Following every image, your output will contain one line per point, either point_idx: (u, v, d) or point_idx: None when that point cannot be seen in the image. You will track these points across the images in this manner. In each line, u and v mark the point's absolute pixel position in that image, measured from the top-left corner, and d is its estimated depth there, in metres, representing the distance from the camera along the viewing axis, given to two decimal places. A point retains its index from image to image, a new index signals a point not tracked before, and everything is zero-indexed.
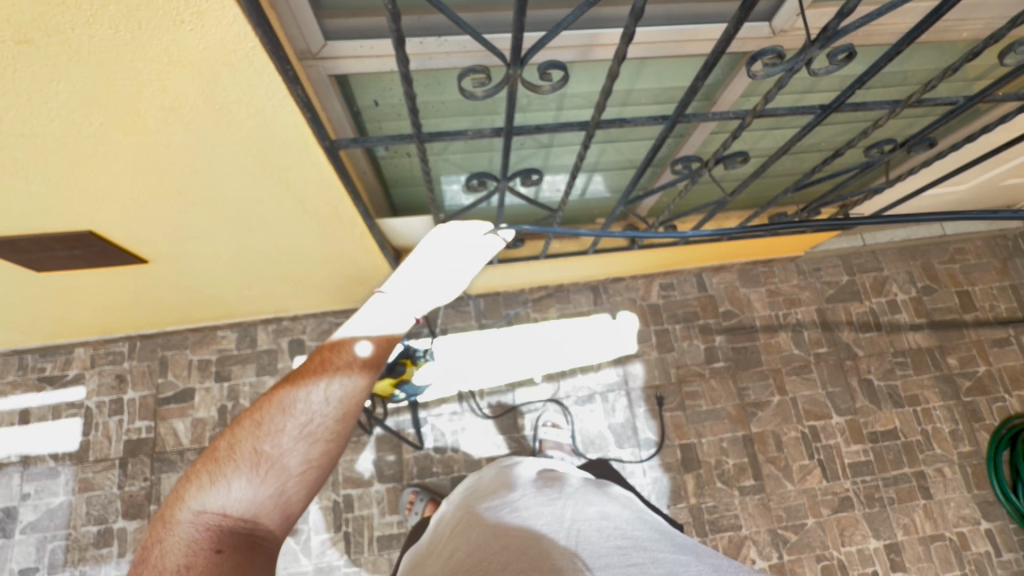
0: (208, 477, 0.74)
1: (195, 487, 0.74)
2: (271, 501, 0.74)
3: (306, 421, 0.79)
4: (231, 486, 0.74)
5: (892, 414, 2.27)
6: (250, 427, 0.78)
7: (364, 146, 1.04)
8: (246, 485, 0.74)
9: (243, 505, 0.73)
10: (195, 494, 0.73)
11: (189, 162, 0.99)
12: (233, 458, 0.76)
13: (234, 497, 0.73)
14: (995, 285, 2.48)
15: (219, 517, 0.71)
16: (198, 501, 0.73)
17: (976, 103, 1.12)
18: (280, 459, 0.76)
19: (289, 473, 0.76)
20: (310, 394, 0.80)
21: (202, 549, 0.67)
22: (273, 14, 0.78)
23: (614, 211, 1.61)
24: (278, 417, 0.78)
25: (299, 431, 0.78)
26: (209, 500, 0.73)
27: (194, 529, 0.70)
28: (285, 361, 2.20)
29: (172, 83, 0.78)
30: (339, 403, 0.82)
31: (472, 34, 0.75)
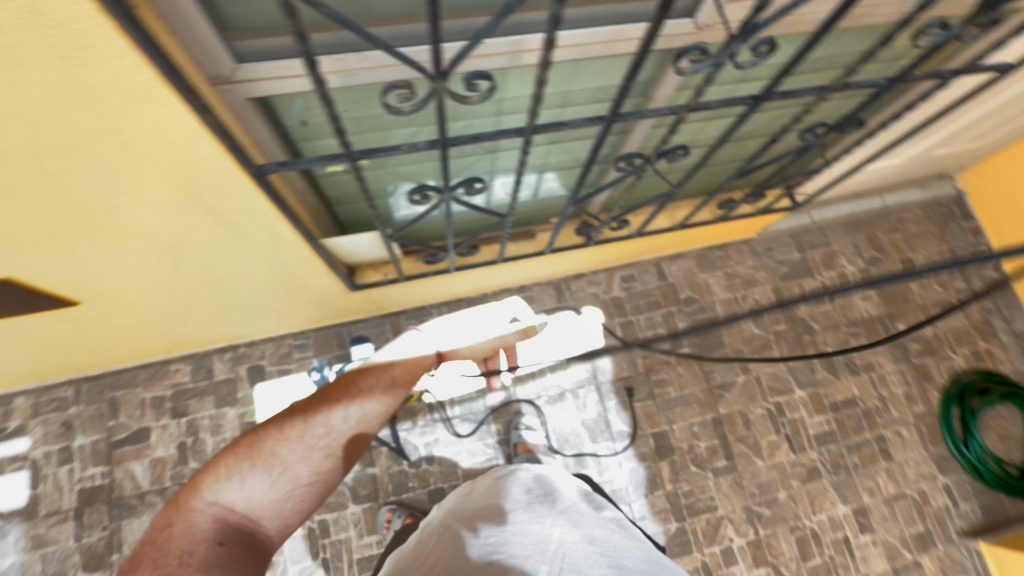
0: (226, 473, 0.86)
1: (214, 481, 0.85)
2: (275, 508, 0.87)
3: (322, 441, 0.94)
4: (246, 483, 0.86)
5: (850, 382, 2.35)
6: (270, 436, 0.91)
7: (295, 169, 0.99)
8: (259, 484, 0.86)
9: (252, 502, 0.85)
10: (212, 487, 0.84)
11: (105, 199, 0.93)
12: (253, 458, 0.88)
13: (245, 494, 0.85)
14: (935, 250, 2.60)
15: (229, 510, 0.83)
16: (213, 493, 0.83)
17: (897, 84, 1.15)
18: (292, 466, 0.90)
19: (298, 482, 0.90)
20: (333, 416, 0.96)
21: (210, 538, 0.77)
22: (174, 41, 0.73)
23: (564, 211, 1.60)
24: (299, 431, 0.92)
25: (317, 447, 0.93)
26: (224, 492, 0.84)
27: (209, 517, 0.80)
28: (245, 390, 2.12)
29: (68, 121, 0.73)
30: (354, 427, 0.98)
31: (386, 49, 0.74)
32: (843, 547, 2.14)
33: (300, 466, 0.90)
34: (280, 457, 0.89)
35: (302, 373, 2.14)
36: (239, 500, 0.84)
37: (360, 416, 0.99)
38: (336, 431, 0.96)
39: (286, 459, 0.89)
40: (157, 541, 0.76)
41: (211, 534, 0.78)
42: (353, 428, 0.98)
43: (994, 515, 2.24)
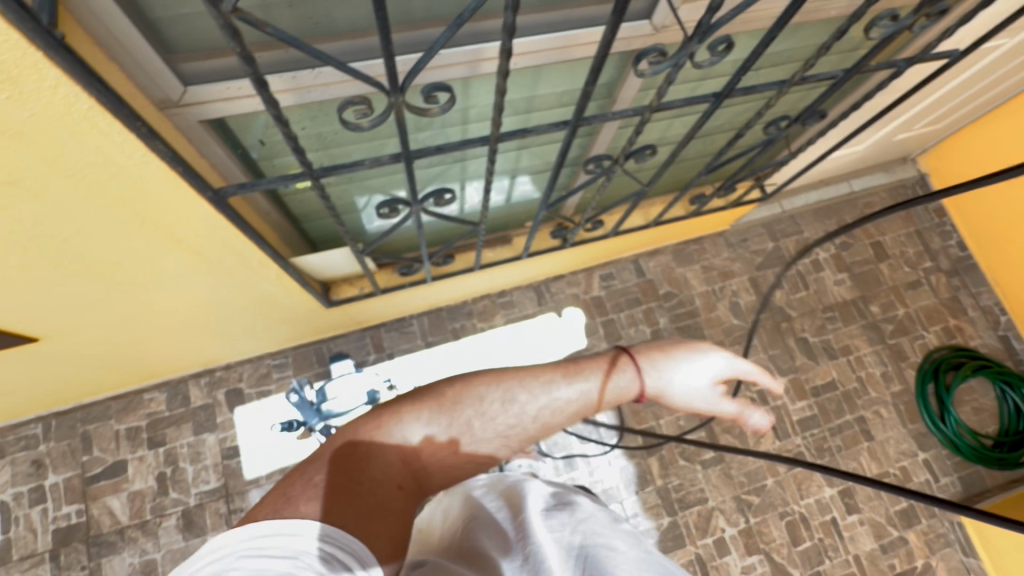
0: (383, 417, 0.67)
1: (411, 418, 0.67)
2: (448, 474, 0.68)
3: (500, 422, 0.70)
4: (434, 433, 0.67)
5: (829, 366, 2.39)
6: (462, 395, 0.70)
7: (254, 191, 0.96)
8: (427, 432, 0.67)
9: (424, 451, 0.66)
10: (403, 424, 0.67)
11: (55, 232, 0.89)
12: (455, 408, 0.69)
13: (428, 442, 0.67)
14: (902, 232, 2.67)
15: (414, 454, 0.66)
16: (414, 426, 0.67)
17: (853, 75, 1.18)
18: (476, 432, 0.69)
19: (473, 457, 0.69)
20: (534, 394, 0.71)
21: (385, 480, 0.61)
22: (114, 67, 0.70)
23: (537, 215, 1.59)
24: (492, 396, 0.70)
25: (500, 428, 0.70)
26: (417, 431, 0.67)
27: (393, 456, 0.64)
28: (225, 414, 2.07)
29: (4, 157, 0.69)
30: (546, 419, 0.72)
31: (337, 66, 0.72)
32: (832, 529, 2.17)
33: (513, 425, 0.70)
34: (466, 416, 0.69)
35: (282, 393, 2.10)
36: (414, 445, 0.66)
37: (546, 412, 0.72)
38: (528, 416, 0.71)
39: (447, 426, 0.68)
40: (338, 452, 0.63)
41: (386, 472, 0.62)
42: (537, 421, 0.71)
43: (973, 487, 2.30)
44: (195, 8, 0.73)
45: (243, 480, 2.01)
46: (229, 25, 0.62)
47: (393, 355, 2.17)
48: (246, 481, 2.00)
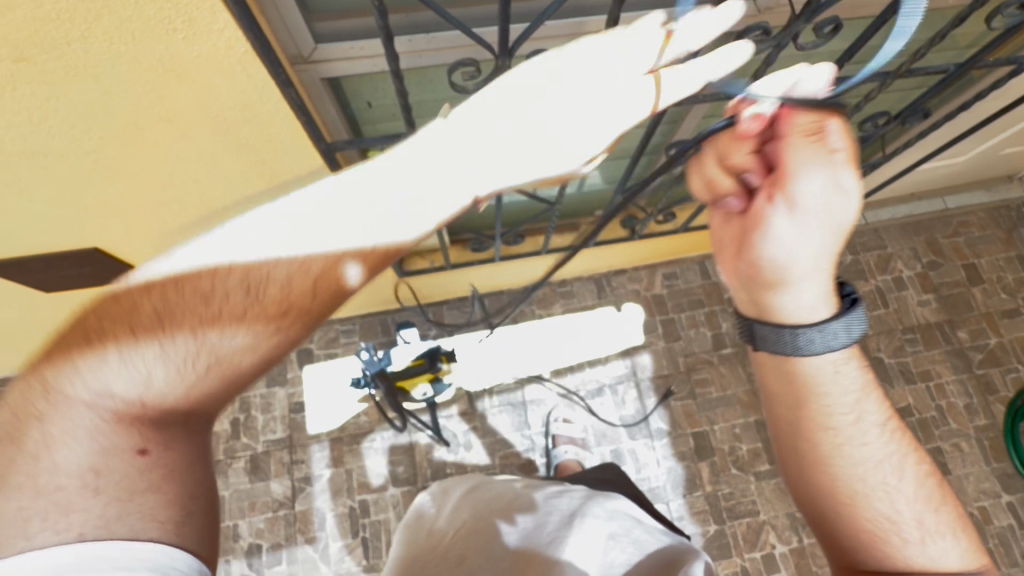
0: (114, 345, 0.53)
1: (100, 356, 0.53)
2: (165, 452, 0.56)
3: (226, 327, 0.54)
4: (112, 380, 0.53)
5: (905, 391, 2.24)
6: (162, 296, 0.55)
7: (360, 147, 1.03)
8: (142, 372, 0.53)
9: (147, 393, 0.54)
10: (94, 365, 0.53)
11: (188, 171, 1.01)
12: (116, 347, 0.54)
13: (128, 378, 0.53)
14: (1001, 256, 2.46)
15: (124, 421, 0.54)
16: (92, 393, 0.53)
17: (967, 70, 1.12)
18: (202, 359, 0.54)
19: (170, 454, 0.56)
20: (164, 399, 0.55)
21: (120, 454, 0.53)
22: (262, 18, 0.80)
23: (612, 202, 1.60)
24: (194, 296, 0.54)
25: (217, 335, 0.54)
26: (106, 386, 0.53)
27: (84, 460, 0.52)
28: (295, 371, 2.21)
29: (169, 94, 0.81)
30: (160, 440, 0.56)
31: (458, 27, 0.78)
32: None
33: (190, 364, 0.54)
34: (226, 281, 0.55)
35: (348, 357, 2.22)
36: (119, 390, 0.53)
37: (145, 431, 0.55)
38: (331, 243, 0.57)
39: (210, 320, 0.54)
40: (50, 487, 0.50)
41: (117, 442, 0.53)
42: (275, 302, 0.55)
43: None
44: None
45: (307, 434, 2.14)
46: None
47: (454, 331, 2.25)
48: (308, 435, 2.13)
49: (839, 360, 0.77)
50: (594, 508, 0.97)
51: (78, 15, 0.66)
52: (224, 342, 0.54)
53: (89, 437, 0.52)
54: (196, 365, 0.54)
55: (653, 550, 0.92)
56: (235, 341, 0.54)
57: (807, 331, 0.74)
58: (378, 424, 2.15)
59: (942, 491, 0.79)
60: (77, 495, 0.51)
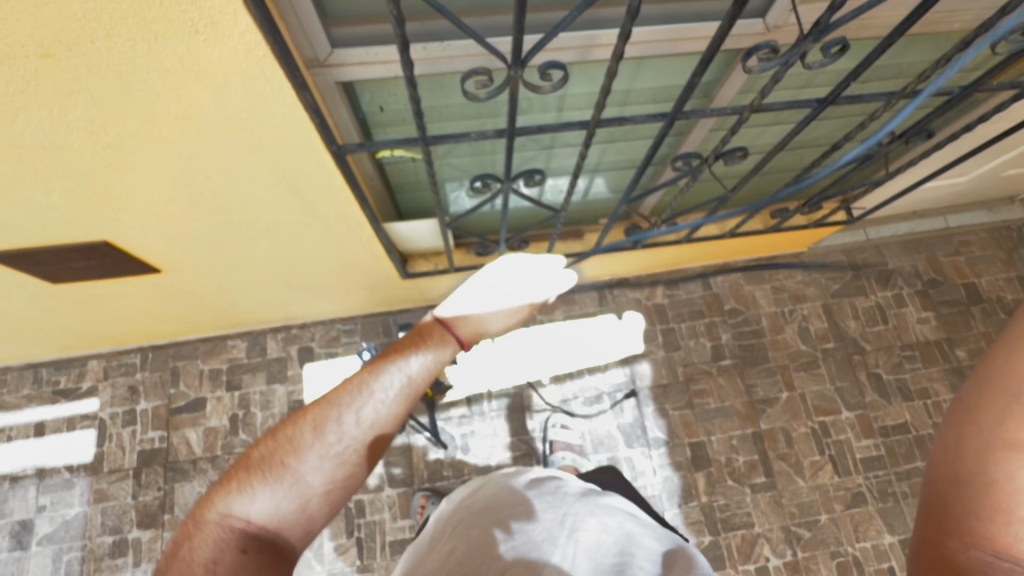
0: (251, 477, 0.70)
1: (237, 489, 0.70)
2: (294, 513, 0.70)
3: (336, 447, 0.72)
4: (257, 496, 0.70)
5: (903, 408, 2.25)
6: (288, 437, 0.72)
7: (370, 150, 1.05)
8: (267, 500, 0.69)
9: (270, 518, 0.69)
10: (232, 497, 0.69)
11: (200, 168, 1.02)
12: (264, 467, 0.71)
13: (264, 501, 0.69)
14: (1001, 276, 2.48)
15: (247, 521, 0.68)
16: (231, 506, 0.69)
17: (971, 92, 1.14)
18: (308, 482, 0.71)
19: (311, 494, 0.71)
20: (303, 484, 0.71)
21: (227, 547, 0.65)
22: (282, 23, 0.81)
23: (616, 211, 1.61)
24: (311, 434, 0.72)
25: (328, 456, 0.72)
26: (238, 504, 0.69)
27: (221, 532, 0.67)
28: (295, 369, 2.21)
29: (187, 93, 0.83)
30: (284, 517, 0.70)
31: (473, 36, 0.80)
32: None
33: (307, 486, 0.71)
34: (333, 416, 0.73)
35: (348, 357, 2.23)
36: (253, 515, 0.69)
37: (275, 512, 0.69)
38: (414, 375, 0.77)
39: (322, 447, 0.72)
40: (182, 554, 0.66)
41: (229, 540, 0.66)
42: (369, 429, 0.74)
43: None
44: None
45: None
46: None
47: None
48: None
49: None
50: (591, 503, 0.92)
51: (103, 14, 0.67)
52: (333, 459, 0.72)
53: (239, 529, 0.67)
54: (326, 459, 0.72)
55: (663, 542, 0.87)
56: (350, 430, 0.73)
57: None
58: None
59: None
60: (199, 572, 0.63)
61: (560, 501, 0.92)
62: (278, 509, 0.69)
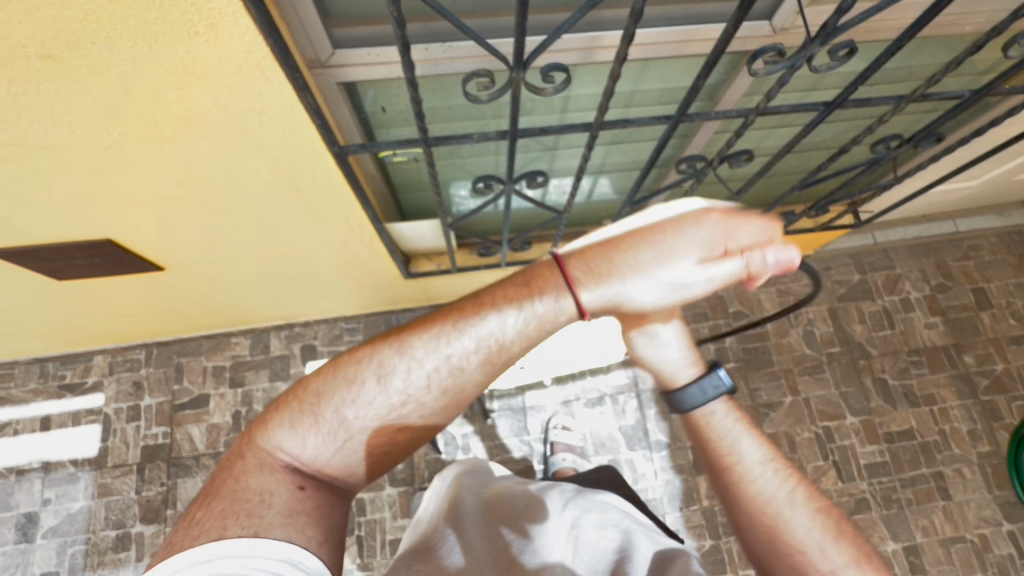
0: (303, 412, 0.59)
1: (288, 420, 0.59)
2: (353, 461, 0.60)
3: (403, 399, 0.59)
4: (312, 435, 0.59)
5: (908, 414, 2.23)
6: (346, 377, 0.59)
7: (371, 151, 1.05)
8: (323, 440, 0.58)
9: (325, 460, 0.59)
10: (284, 426, 0.59)
11: (202, 168, 1.03)
12: (324, 403, 0.59)
13: (317, 444, 0.58)
14: (1011, 281, 2.45)
15: (300, 463, 0.59)
16: (283, 439, 0.59)
17: (982, 97, 1.12)
18: (363, 435, 0.59)
19: (370, 446, 0.59)
20: (364, 430, 0.59)
21: (278, 488, 0.57)
22: (283, 23, 0.81)
23: (620, 213, 1.60)
24: (372, 381, 0.58)
25: (388, 414, 0.58)
26: (292, 438, 0.59)
27: (272, 469, 0.58)
28: (298, 367, 2.22)
29: (188, 94, 0.83)
30: (337, 462, 0.59)
31: (474, 38, 0.79)
32: None
33: (365, 435, 0.59)
34: (401, 365, 0.58)
35: None
36: (304, 454, 0.58)
37: (329, 457, 0.59)
38: (507, 335, 0.59)
39: (388, 395, 0.58)
40: (228, 482, 0.58)
41: (281, 480, 0.57)
42: (439, 391, 0.59)
43: None
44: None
45: None
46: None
47: None
48: None
49: (716, 408, 0.75)
50: (589, 502, 0.92)
51: (104, 15, 0.67)
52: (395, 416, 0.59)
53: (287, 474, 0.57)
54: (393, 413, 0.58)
55: (660, 535, 0.89)
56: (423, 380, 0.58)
57: (681, 388, 0.74)
58: None
59: (841, 527, 0.73)
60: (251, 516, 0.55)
61: (561, 498, 0.94)
62: (332, 459, 0.59)
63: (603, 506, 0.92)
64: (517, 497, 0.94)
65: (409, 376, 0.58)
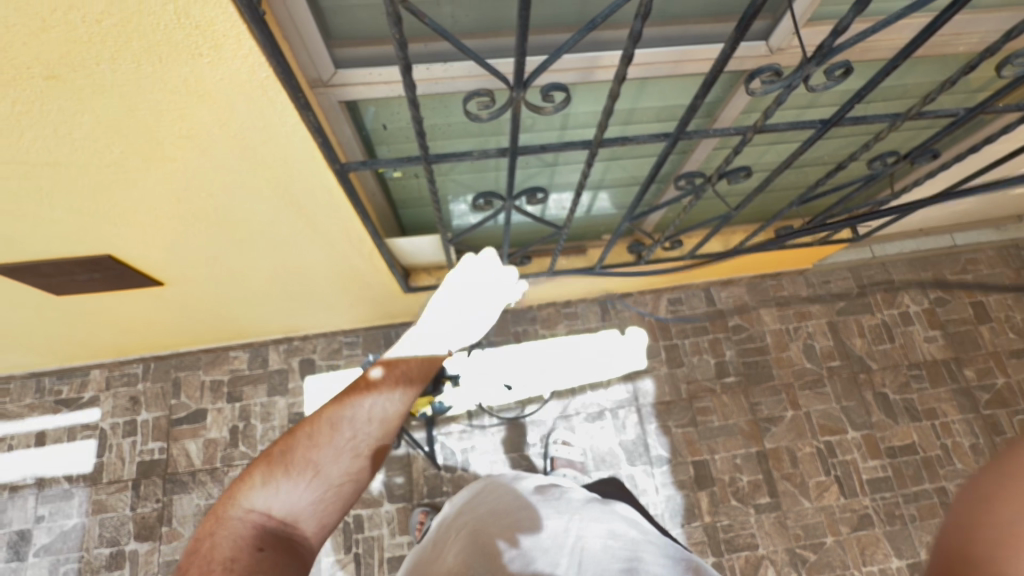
0: (265, 472, 0.68)
1: (253, 485, 0.68)
2: (317, 508, 0.68)
3: (360, 432, 0.73)
4: (281, 487, 0.68)
5: (910, 428, 2.21)
6: (307, 429, 0.71)
7: (372, 168, 1.05)
8: (291, 491, 0.67)
9: (291, 511, 0.67)
10: (249, 489, 0.67)
11: (204, 185, 1.03)
12: (286, 457, 0.69)
13: (283, 497, 0.67)
14: (1009, 295, 2.46)
15: (267, 516, 0.66)
16: (250, 498, 0.67)
17: (977, 115, 1.13)
18: (330, 473, 0.69)
19: (336, 484, 0.70)
20: (327, 469, 0.69)
21: (244, 546, 0.62)
22: (285, 43, 0.82)
23: (619, 228, 1.60)
24: (331, 424, 0.71)
25: (352, 445, 0.71)
26: (258, 497, 0.67)
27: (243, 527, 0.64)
28: (296, 381, 2.21)
29: (191, 113, 0.83)
30: (302, 509, 0.67)
31: (475, 59, 0.80)
32: None
33: (331, 476, 0.70)
34: (356, 408, 0.73)
35: (350, 369, 2.22)
36: (271, 514, 0.66)
37: (292, 504, 0.67)
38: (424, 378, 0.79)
39: (347, 434, 0.72)
40: (200, 552, 0.62)
41: (249, 538, 0.63)
42: (387, 420, 0.75)
43: None
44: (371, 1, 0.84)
45: None
46: (394, 12, 0.70)
47: None
48: None
49: None
50: (595, 513, 0.89)
51: (110, 38, 0.68)
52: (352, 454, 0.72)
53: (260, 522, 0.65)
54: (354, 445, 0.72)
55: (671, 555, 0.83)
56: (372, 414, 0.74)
57: None
58: None
59: None
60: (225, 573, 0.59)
61: (565, 508, 0.90)
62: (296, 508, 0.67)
63: (608, 521, 0.88)
64: (520, 510, 0.91)
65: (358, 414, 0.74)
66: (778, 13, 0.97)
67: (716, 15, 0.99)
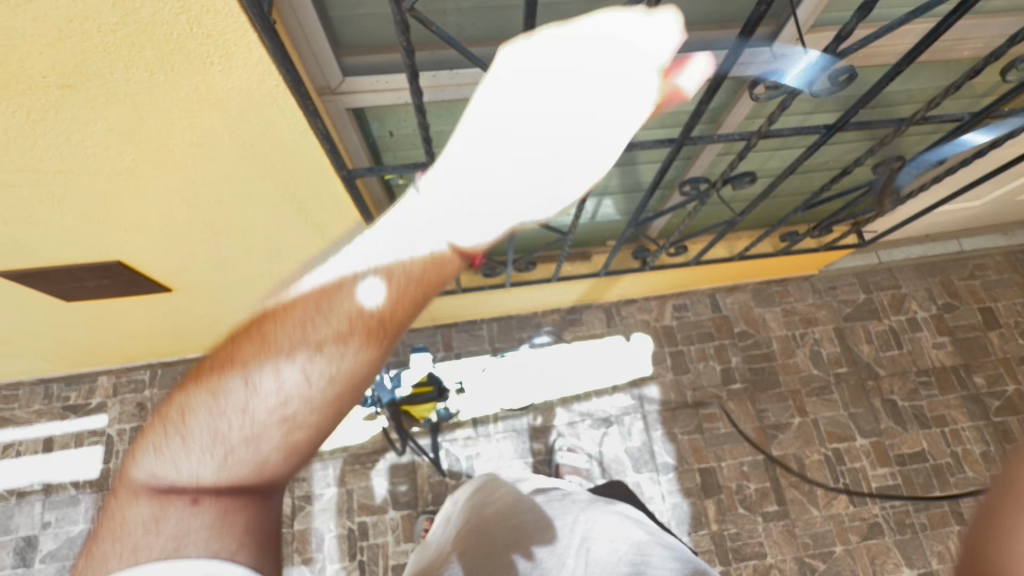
0: (179, 421, 0.49)
1: (163, 434, 0.49)
2: (239, 478, 0.46)
3: (285, 378, 0.47)
4: (190, 449, 0.48)
5: (919, 435, 2.19)
6: (217, 375, 0.49)
7: (379, 175, 1.07)
8: (201, 453, 0.47)
9: (202, 481, 0.46)
10: (158, 444, 0.49)
11: (213, 191, 1.04)
12: (206, 400, 0.49)
13: (192, 463, 0.47)
14: (1018, 300, 2.44)
15: (170, 490, 0.46)
16: (158, 460, 0.48)
17: (983, 119, 1.14)
18: (249, 434, 0.47)
19: (257, 448, 0.47)
20: (247, 423, 0.47)
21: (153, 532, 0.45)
22: (294, 52, 0.83)
23: (624, 234, 1.61)
24: (248, 370, 0.48)
25: (271, 398, 0.47)
26: (167, 461, 0.48)
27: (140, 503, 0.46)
28: None
29: (202, 120, 0.84)
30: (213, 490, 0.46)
31: (481, 66, 0.81)
32: None
33: (250, 436, 0.47)
34: (280, 347, 0.49)
35: None
36: (175, 481, 0.47)
37: (202, 480, 0.47)
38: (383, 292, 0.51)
39: (266, 381, 0.47)
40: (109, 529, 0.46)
41: (154, 516, 0.45)
42: (322, 359, 0.48)
43: None
44: (380, 10, 0.86)
45: None
46: (404, 20, 0.71)
47: (461, 355, 2.24)
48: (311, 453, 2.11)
49: None
50: (597, 513, 0.90)
51: (123, 46, 0.69)
52: (243, 447, 0.47)
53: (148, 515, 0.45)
54: (282, 396, 0.47)
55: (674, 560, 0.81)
56: (299, 358, 0.48)
57: None
58: (382, 445, 2.13)
59: None
60: (140, 534, 0.45)
61: (570, 507, 0.92)
62: (190, 509, 0.45)
63: (609, 520, 0.88)
64: (522, 509, 0.93)
65: (258, 390, 0.48)
66: (782, 20, 0.98)
67: (720, 21, 1.01)
